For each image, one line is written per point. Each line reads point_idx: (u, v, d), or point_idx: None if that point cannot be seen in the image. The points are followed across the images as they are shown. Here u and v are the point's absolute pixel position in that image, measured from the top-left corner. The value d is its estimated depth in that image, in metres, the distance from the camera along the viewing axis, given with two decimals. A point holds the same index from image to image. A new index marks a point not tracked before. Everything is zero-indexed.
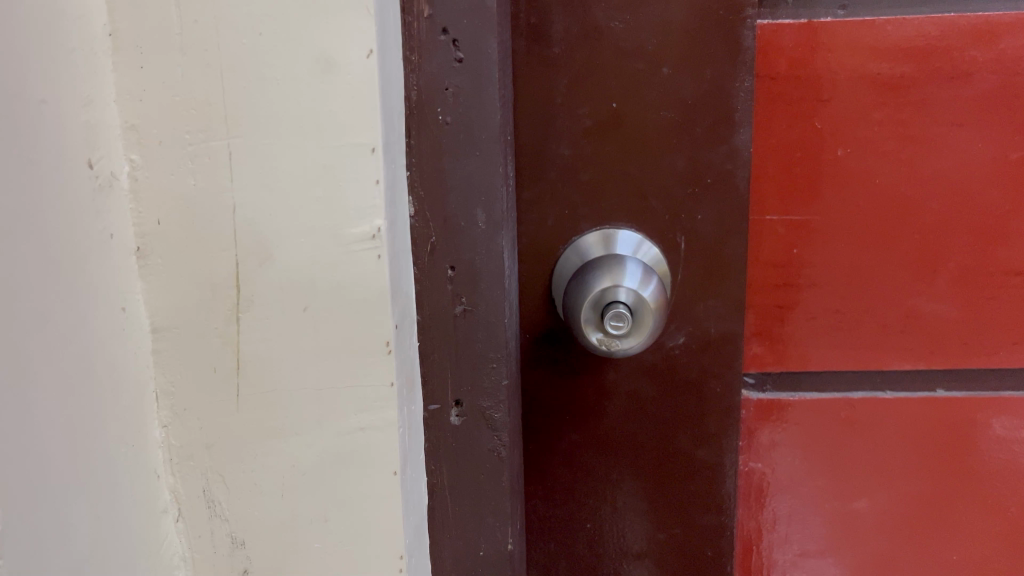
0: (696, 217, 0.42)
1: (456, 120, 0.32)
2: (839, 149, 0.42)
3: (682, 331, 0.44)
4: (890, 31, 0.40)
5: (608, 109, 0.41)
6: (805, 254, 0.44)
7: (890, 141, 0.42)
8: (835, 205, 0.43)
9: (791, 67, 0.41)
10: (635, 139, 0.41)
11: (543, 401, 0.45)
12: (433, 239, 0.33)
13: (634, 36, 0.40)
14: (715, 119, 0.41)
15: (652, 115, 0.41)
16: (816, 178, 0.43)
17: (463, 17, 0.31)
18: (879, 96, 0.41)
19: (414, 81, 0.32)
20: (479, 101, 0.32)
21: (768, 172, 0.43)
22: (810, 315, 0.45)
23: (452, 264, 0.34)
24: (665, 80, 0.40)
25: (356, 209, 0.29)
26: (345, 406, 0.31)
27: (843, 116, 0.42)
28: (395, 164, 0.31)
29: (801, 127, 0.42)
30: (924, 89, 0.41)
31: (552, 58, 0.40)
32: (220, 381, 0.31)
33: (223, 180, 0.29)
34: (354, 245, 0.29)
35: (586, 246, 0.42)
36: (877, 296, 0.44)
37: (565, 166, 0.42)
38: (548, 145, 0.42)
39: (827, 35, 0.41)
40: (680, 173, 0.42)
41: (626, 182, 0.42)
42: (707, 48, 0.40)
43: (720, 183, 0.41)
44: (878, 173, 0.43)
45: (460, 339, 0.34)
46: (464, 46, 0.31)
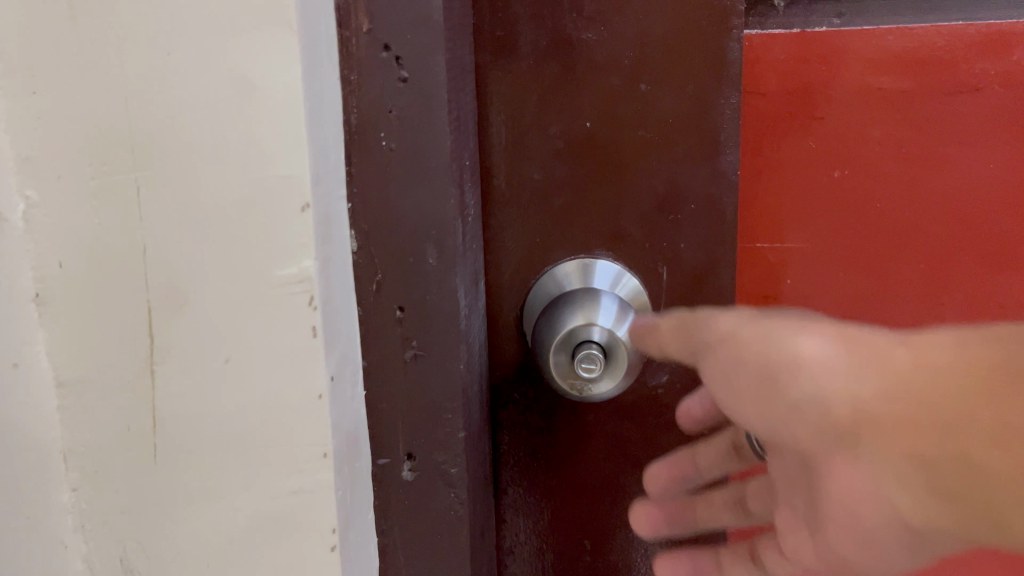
0: (679, 246, 0.39)
1: (401, 146, 0.29)
2: (836, 171, 0.39)
3: (667, 368, 0.40)
4: (892, 42, 0.37)
5: (582, 129, 0.38)
6: (799, 284, 0.41)
7: (889, 162, 0.38)
8: (829, 231, 0.40)
9: (781, 82, 0.38)
10: (613, 160, 0.38)
11: (516, 442, 0.42)
12: (378, 276, 0.30)
13: (609, 49, 0.37)
14: (699, 139, 0.37)
15: (630, 134, 0.38)
16: (810, 202, 0.39)
17: (406, 32, 0.27)
18: (879, 112, 0.38)
19: (353, 103, 0.28)
20: (427, 124, 0.28)
21: (758, 195, 0.40)
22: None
23: (401, 305, 0.30)
24: (643, 97, 0.37)
25: (283, 249, 0.26)
26: (276, 466, 0.28)
27: (839, 134, 0.38)
28: (331, 196, 0.27)
29: (793, 148, 0.39)
30: (929, 105, 0.38)
31: (521, 72, 0.37)
32: (134, 439, 0.27)
33: (131, 218, 0.26)
34: (282, 289, 0.26)
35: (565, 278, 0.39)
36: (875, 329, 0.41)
37: (536, 189, 0.39)
38: (517, 167, 0.39)
39: (821, 47, 0.37)
40: (661, 197, 0.38)
41: (603, 208, 0.39)
42: (690, 63, 0.37)
43: (706, 208, 0.38)
44: (878, 196, 0.39)
45: (410, 386, 0.31)
46: (408, 64, 0.28)
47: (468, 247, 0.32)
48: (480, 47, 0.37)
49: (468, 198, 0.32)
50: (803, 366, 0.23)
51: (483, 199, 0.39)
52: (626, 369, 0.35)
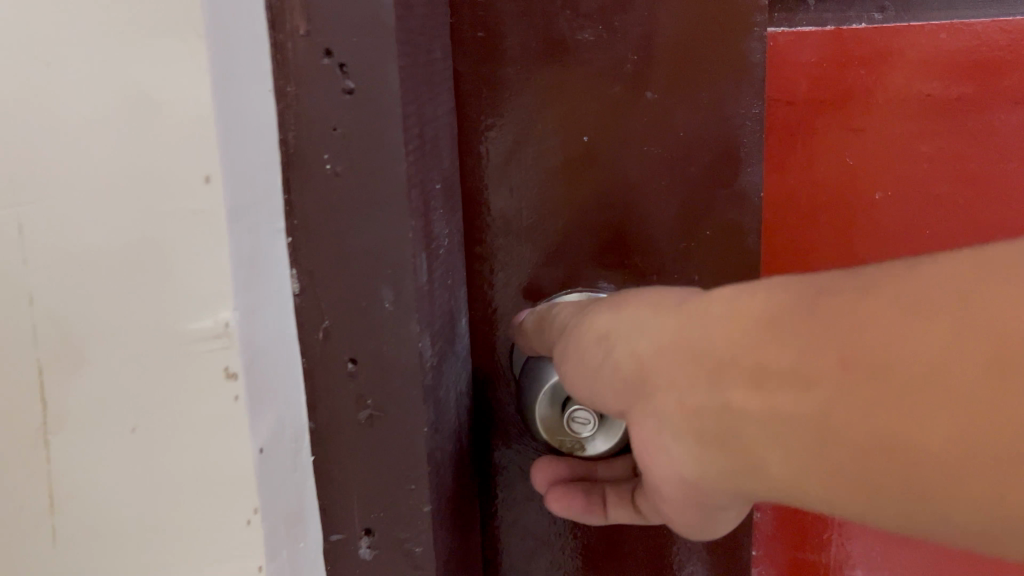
0: (691, 279, 0.34)
1: (348, 170, 0.24)
2: (878, 192, 0.33)
3: None
4: (944, 41, 0.32)
5: (580, 145, 0.33)
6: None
7: (943, 182, 0.33)
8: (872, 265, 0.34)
9: (811, 86, 0.33)
10: (617, 181, 0.33)
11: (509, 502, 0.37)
12: (325, 322, 0.25)
13: (610, 52, 0.32)
14: (716, 154, 0.33)
15: (633, 150, 0.33)
16: (849, 230, 0.34)
17: (350, 34, 0.23)
18: (928, 123, 0.32)
19: (291, 119, 0.24)
20: (378, 143, 0.24)
21: (788, 220, 0.35)
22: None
23: (352, 356, 0.25)
24: (649, 107, 0.33)
25: (194, 298, 0.21)
26: (195, 553, 0.23)
27: (880, 149, 0.33)
28: (260, 231, 0.23)
29: (826, 166, 0.34)
30: (991, 113, 0.32)
31: (507, 81, 0.33)
32: (28, 522, 0.23)
33: (14, 260, 0.21)
34: (193, 345, 0.22)
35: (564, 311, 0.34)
36: None
37: (528, 215, 0.34)
38: (506, 190, 0.34)
39: (858, 47, 0.32)
40: (671, 223, 0.34)
41: (605, 237, 0.34)
42: (701, 68, 0.32)
43: (723, 232, 0.34)
44: (929, 222, 0.33)
45: (365, 451, 0.26)
46: (354, 73, 0.23)
47: (438, 284, 0.28)
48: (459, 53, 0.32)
49: (437, 226, 0.28)
50: (605, 333, 0.21)
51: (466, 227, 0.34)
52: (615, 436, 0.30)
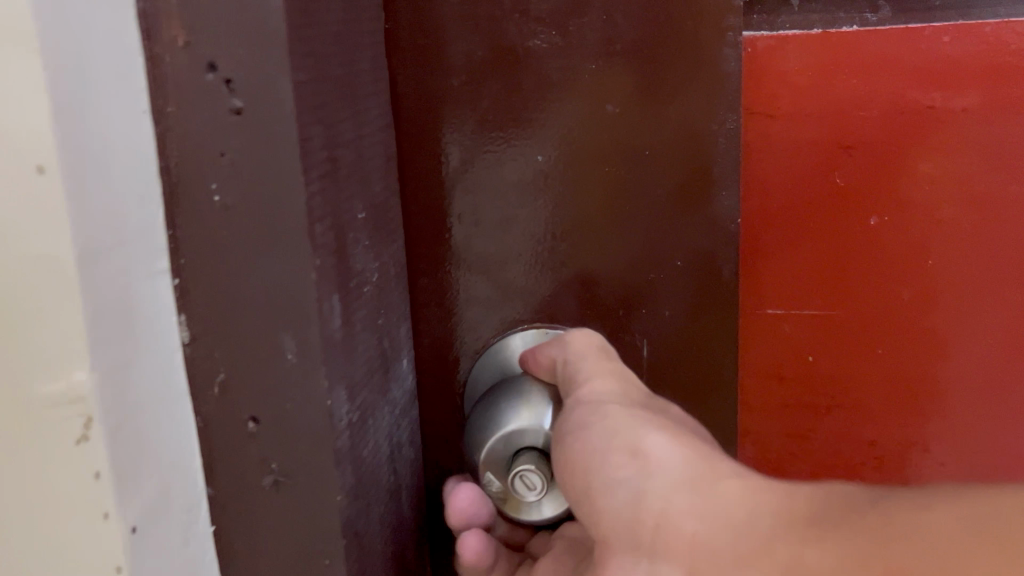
0: (663, 314, 0.32)
1: (238, 202, 0.21)
2: (874, 218, 0.31)
3: None
4: (946, 45, 0.29)
5: (543, 168, 0.30)
6: (825, 361, 0.33)
7: (947, 207, 0.30)
8: (865, 295, 0.32)
9: (796, 99, 0.30)
10: (583, 205, 0.31)
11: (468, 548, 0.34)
12: (220, 375, 0.22)
13: (566, 60, 0.29)
14: (691, 174, 0.30)
15: (595, 170, 0.30)
16: (839, 258, 0.32)
17: (234, 45, 0.19)
18: (927, 140, 0.30)
19: (172, 143, 0.20)
20: (271, 171, 0.20)
21: (772, 246, 0.32)
22: (835, 444, 0.34)
23: (253, 415, 0.22)
24: (613, 123, 0.30)
25: (44, 358, 0.18)
26: None
27: (870, 168, 0.30)
28: (130, 275, 0.20)
29: (812, 187, 0.31)
30: (994, 128, 0.29)
31: (453, 95, 0.30)
32: None
33: None
34: (46, 412, 0.18)
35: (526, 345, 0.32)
36: (926, 422, 0.33)
37: (483, 243, 0.31)
38: (455, 216, 0.31)
39: (849, 55, 0.29)
40: (639, 252, 0.31)
41: (568, 267, 0.31)
42: (670, 79, 0.29)
43: (698, 257, 0.31)
44: (932, 249, 0.31)
45: (271, 521, 0.23)
46: (241, 90, 0.20)
47: (364, 325, 0.25)
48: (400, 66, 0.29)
49: (359, 261, 0.24)
50: (640, 452, 0.21)
51: (410, 257, 0.31)
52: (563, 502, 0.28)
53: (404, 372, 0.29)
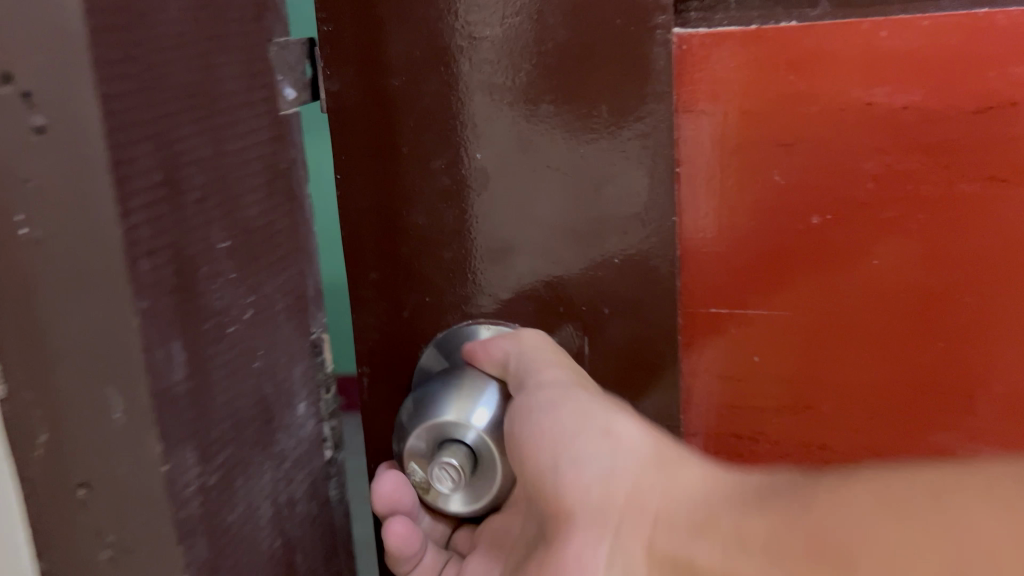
0: (600, 314, 0.28)
1: (46, 235, 0.18)
2: (814, 216, 0.27)
3: None
4: (884, 41, 0.25)
5: (456, 168, 0.27)
6: (771, 366, 0.29)
7: (893, 205, 0.26)
8: (811, 296, 0.28)
9: (733, 95, 0.26)
10: (502, 210, 0.28)
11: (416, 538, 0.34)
12: (40, 433, 0.19)
13: (487, 57, 0.26)
14: (624, 177, 0.27)
15: (523, 172, 0.27)
16: (782, 256, 0.28)
17: (30, 56, 0.17)
18: (873, 135, 0.26)
19: None
20: (77, 200, 0.17)
21: (709, 244, 0.28)
22: (775, 455, 0.30)
23: (81, 480, 0.19)
24: (537, 122, 0.27)
25: None
26: None
27: (816, 166, 0.27)
28: None
29: (751, 188, 0.27)
30: (942, 124, 0.25)
31: (369, 92, 0.27)
32: None
33: None
34: None
35: (472, 341, 0.29)
36: (881, 436, 0.29)
37: (408, 249, 0.29)
38: (372, 219, 0.28)
39: (787, 49, 0.26)
40: (572, 260, 0.28)
41: (498, 274, 0.29)
42: (599, 76, 0.26)
43: (631, 263, 0.28)
44: (880, 250, 0.27)
45: None
46: (43, 107, 0.17)
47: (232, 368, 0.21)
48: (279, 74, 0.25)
49: (220, 296, 0.21)
50: (612, 433, 0.24)
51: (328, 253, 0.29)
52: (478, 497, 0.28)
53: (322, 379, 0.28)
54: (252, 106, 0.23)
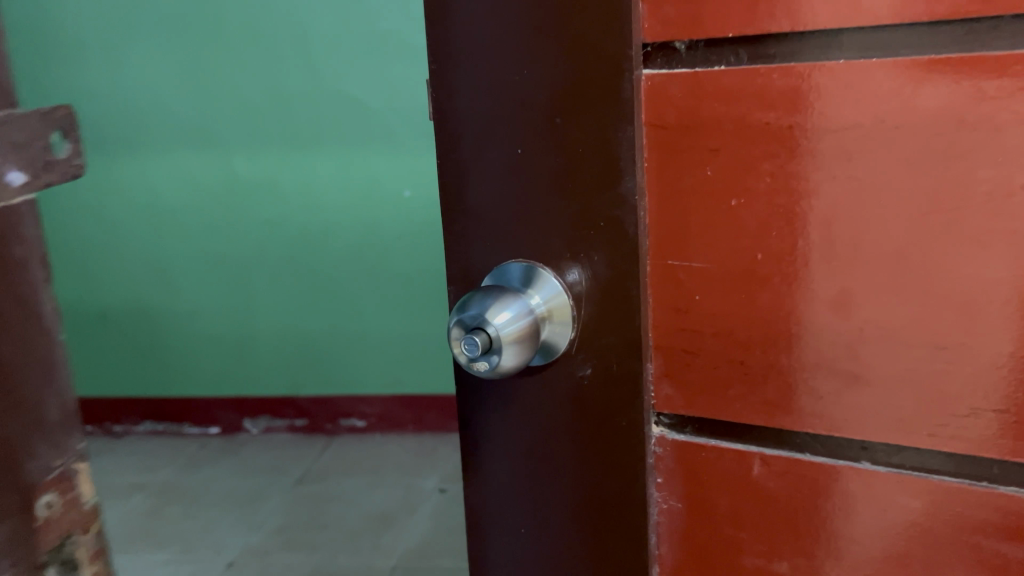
0: (594, 257, 0.54)
1: None
2: (733, 200, 0.49)
3: (589, 363, 0.56)
4: (776, 79, 0.45)
5: (510, 151, 0.55)
6: (706, 301, 0.52)
7: (782, 198, 0.47)
8: (726, 251, 0.50)
9: (677, 118, 0.50)
10: (537, 188, 0.55)
11: (471, 386, 0.62)
12: None
13: (532, 88, 0.53)
14: (600, 163, 0.52)
15: (550, 156, 0.53)
16: (686, 234, 0.51)
17: None
18: (763, 143, 0.47)
19: None
20: None
21: (651, 207, 0.52)
22: (701, 356, 0.53)
23: None
24: (559, 127, 0.52)
25: None
26: None
27: (744, 161, 0.48)
28: None
29: (696, 168, 0.50)
30: (812, 138, 0.45)
31: (464, 78, 0.55)
32: None
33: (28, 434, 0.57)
34: None
35: (535, 276, 0.55)
36: (775, 346, 0.50)
37: (479, 204, 0.57)
38: (471, 186, 0.57)
39: (717, 86, 0.47)
40: (575, 215, 0.54)
41: (533, 222, 0.55)
42: (596, 98, 0.51)
43: (608, 214, 0.53)
44: (781, 225, 0.47)
45: None
46: None
47: (48, 487, 0.59)
48: (1, 152, 0.52)
49: None
50: None
51: (449, 204, 0.59)
52: (483, 371, 0.53)
53: (77, 500, 0.62)
54: (3, 324, 0.54)
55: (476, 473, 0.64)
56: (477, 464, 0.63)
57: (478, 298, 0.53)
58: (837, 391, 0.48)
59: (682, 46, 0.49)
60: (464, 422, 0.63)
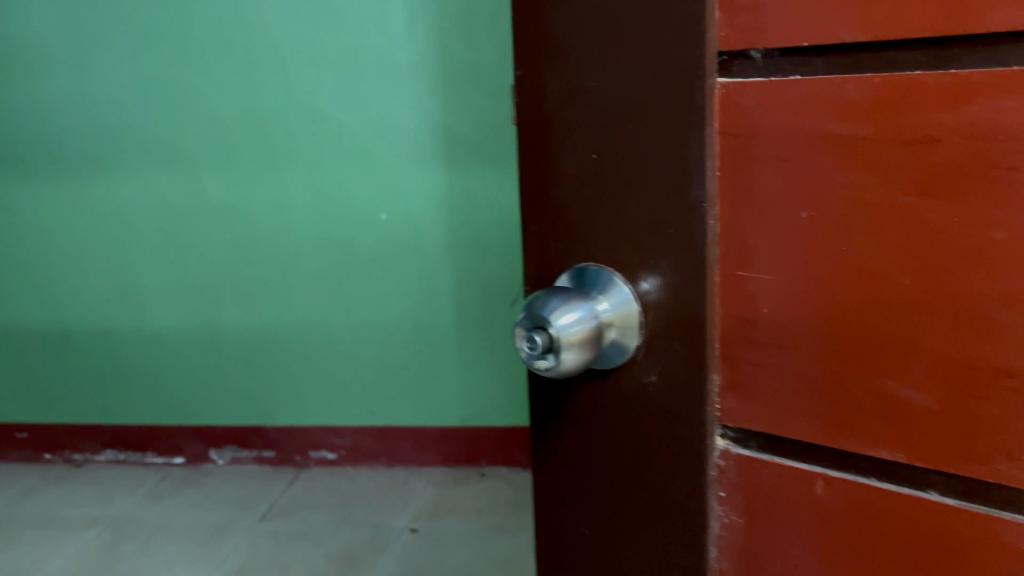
0: (661, 264, 0.55)
1: None
2: (804, 213, 0.51)
3: (655, 369, 0.58)
4: (849, 90, 0.48)
5: (583, 157, 0.57)
6: (773, 313, 0.54)
7: (853, 213, 0.49)
8: (795, 264, 0.52)
9: (749, 127, 0.52)
10: (607, 194, 0.57)
11: (545, 387, 0.65)
12: None
13: (609, 92, 0.55)
14: (671, 167, 0.54)
15: (623, 161, 0.55)
16: (754, 247, 0.54)
17: None
18: (836, 154, 0.49)
19: None
20: None
21: (722, 215, 0.54)
22: (764, 368, 0.55)
23: None
24: (631, 133, 0.54)
25: None
26: None
27: (813, 172, 0.50)
28: None
29: (769, 180, 0.52)
30: (883, 149, 0.47)
31: (544, 84, 0.58)
32: None
33: None
34: None
35: (609, 282, 0.58)
36: (837, 360, 0.52)
37: (555, 204, 0.60)
38: (547, 186, 0.60)
39: (793, 94, 0.50)
40: (645, 220, 0.55)
41: (605, 227, 0.58)
42: (667, 105, 0.53)
43: (676, 224, 0.54)
44: (848, 240, 0.49)
45: None
46: None
47: None
48: None
49: None
50: None
51: (527, 207, 0.62)
52: (545, 369, 0.56)
53: None
54: None
55: (542, 467, 0.67)
56: (544, 464, 0.66)
57: (546, 298, 0.56)
58: (907, 401, 0.49)
59: (756, 55, 0.52)
60: (536, 422, 0.66)
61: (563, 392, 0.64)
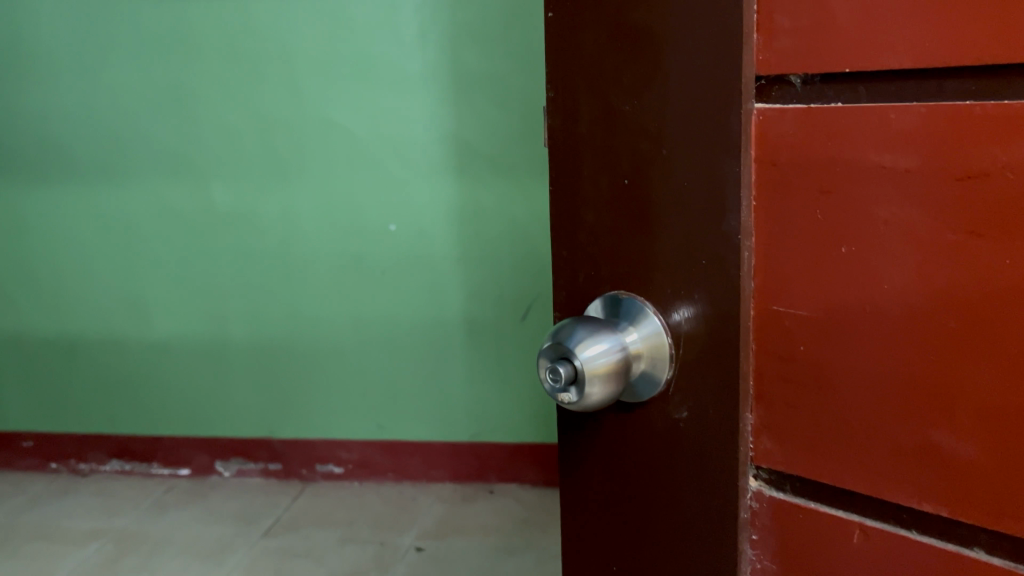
0: (693, 295, 0.53)
1: None
2: (844, 248, 0.48)
3: (686, 406, 0.55)
4: (894, 118, 0.45)
5: (614, 182, 0.55)
6: (811, 351, 0.51)
7: (898, 249, 0.46)
8: (836, 301, 0.49)
9: (789, 156, 0.49)
10: (638, 221, 0.55)
11: (572, 418, 0.62)
12: None
13: (641, 116, 0.53)
14: (705, 195, 0.51)
15: (656, 187, 0.53)
16: (792, 281, 0.51)
17: None
18: (882, 186, 0.46)
19: None
20: None
21: (758, 246, 0.52)
22: (800, 409, 0.52)
23: None
24: (665, 158, 0.52)
25: None
26: None
27: (856, 206, 0.47)
28: None
29: (808, 212, 0.49)
30: (933, 183, 0.44)
31: (574, 106, 0.56)
32: None
33: None
34: None
35: (639, 313, 0.55)
36: (877, 404, 0.49)
37: (584, 230, 0.58)
38: (576, 211, 0.58)
39: (834, 121, 0.47)
40: (679, 250, 0.53)
41: (636, 254, 0.55)
42: (701, 129, 0.50)
43: (709, 255, 0.52)
44: (891, 278, 0.47)
45: None
46: None
47: None
48: None
49: None
50: None
51: (556, 232, 0.60)
52: (569, 403, 0.53)
53: None
54: None
55: (568, 500, 0.64)
56: (570, 496, 0.64)
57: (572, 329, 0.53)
58: (951, 451, 0.46)
59: (796, 81, 0.49)
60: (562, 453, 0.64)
61: (590, 425, 0.61)
